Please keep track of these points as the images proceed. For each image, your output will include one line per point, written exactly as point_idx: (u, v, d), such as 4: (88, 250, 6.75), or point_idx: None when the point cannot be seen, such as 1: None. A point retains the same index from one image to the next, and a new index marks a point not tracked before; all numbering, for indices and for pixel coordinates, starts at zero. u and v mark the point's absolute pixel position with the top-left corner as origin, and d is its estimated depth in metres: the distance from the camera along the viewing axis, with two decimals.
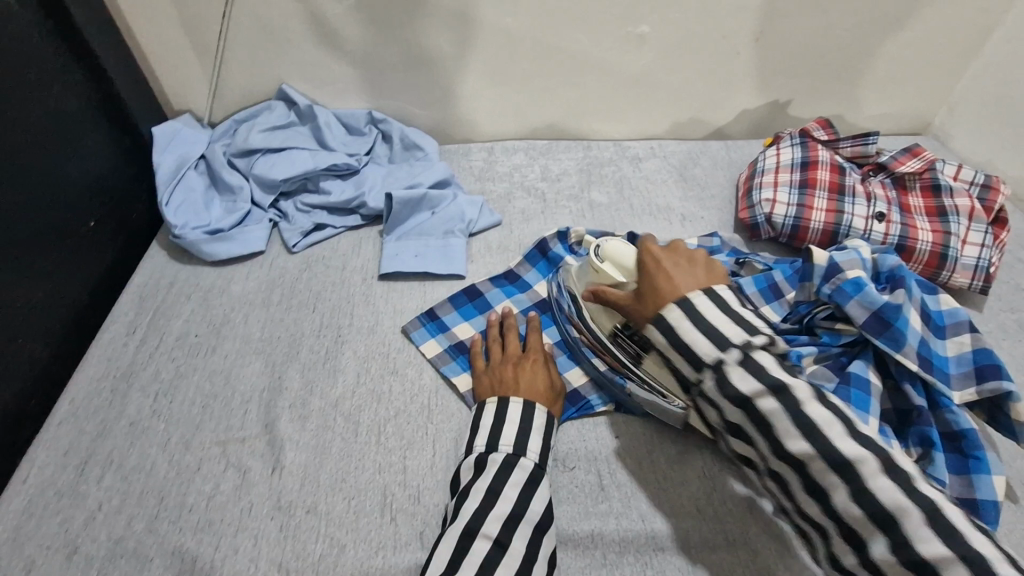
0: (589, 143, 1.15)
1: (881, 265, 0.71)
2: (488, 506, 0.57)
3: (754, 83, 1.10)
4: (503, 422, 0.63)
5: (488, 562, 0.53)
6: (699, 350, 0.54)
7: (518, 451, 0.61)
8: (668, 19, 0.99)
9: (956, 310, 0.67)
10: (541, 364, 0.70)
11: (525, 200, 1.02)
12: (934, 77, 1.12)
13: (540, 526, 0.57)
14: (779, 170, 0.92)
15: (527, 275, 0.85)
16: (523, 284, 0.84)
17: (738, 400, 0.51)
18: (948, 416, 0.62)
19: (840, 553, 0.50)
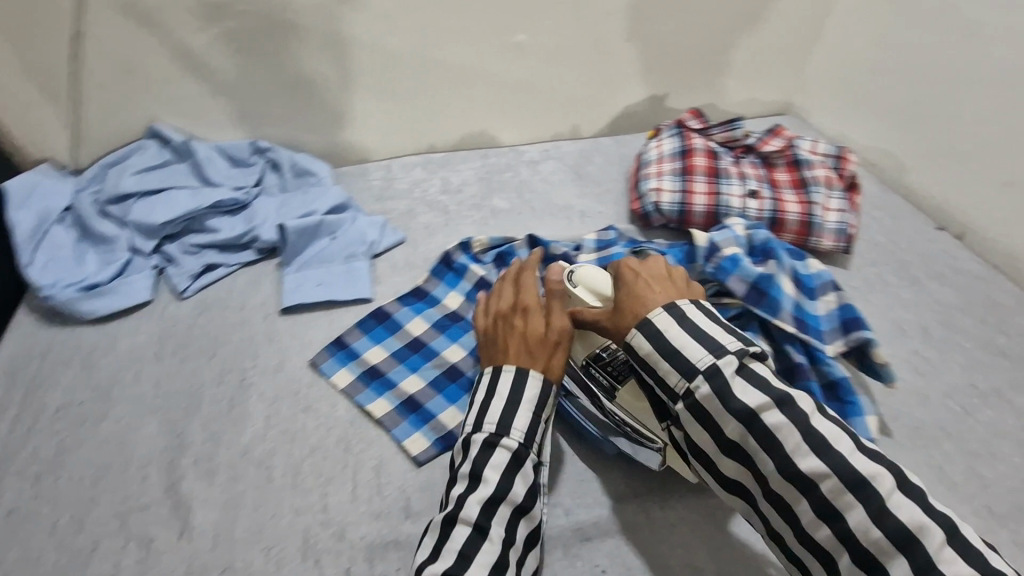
0: (487, 150, 1.16)
1: (754, 240, 0.79)
2: (471, 490, 0.57)
3: (630, 81, 1.16)
4: (492, 396, 0.62)
5: (468, 547, 0.54)
6: (693, 357, 0.56)
7: (500, 431, 0.60)
8: (539, 26, 1.04)
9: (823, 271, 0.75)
10: (535, 322, 0.68)
11: (428, 215, 1.02)
12: (786, 63, 1.24)
13: (520, 506, 0.58)
14: (662, 160, 0.98)
15: (435, 290, 0.85)
16: (432, 299, 0.84)
17: (745, 417, 0.53)
18: (824, 369, 0.68)
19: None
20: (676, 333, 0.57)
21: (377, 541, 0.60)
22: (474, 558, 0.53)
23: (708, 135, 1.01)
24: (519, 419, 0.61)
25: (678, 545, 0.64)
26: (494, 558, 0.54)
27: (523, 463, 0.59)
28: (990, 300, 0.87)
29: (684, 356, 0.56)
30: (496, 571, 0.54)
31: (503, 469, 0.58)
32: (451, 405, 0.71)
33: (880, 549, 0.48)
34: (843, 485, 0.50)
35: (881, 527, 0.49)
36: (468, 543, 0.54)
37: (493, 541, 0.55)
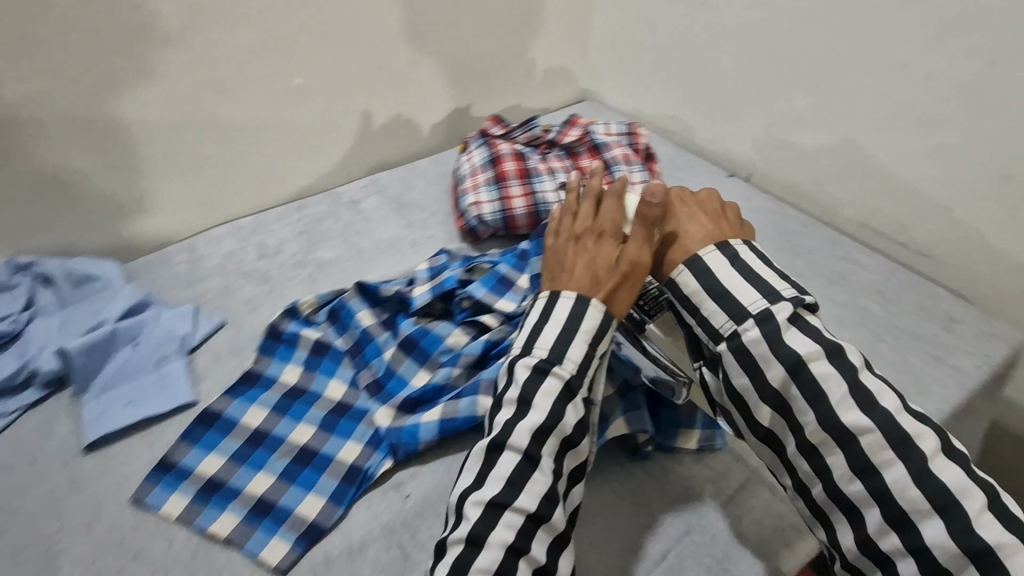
0: (301, 202, 1.09)
1: None
2: (522, 416, 0.59)
3: (426, 101, 1.16)
4: (547, 322, 0.63)
5: (518, 472, 0.57)
6: (749, 301, 0.62)
7: (552, 358, 0.61)
8: (315, 66, 1.00)
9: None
10: (607, 247, 0.69)
11: (249, 287, 0.93)
12: (570, 54, 1.30)
13: (568, 440, 0.60)
14: (475, 172, 0.99)
15: (269, 369, 0.77)
16: (267, 380, 0.76)
17: (795, 364, 0.58)
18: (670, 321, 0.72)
19: (881, 539, 0.55)
20: (728, 275, 0.64)
21: None
22: (524, 484, 0.57)
23: (511, 139, 1.04)
24: (573, 347, 0.62)
25: (713, 513, 0.66)
26: (544, 489, 0.57)
27: (576, 394, 0.61)
28: (783, 229, 0.98)
29: (733, 300, 0.62)
30: (545, 502, 0.56)
31: (559, 393, 0.60)
32: (308, 493, 0.64)
33: (916, 507, 0.54)
34: (885, 441, 0.56)
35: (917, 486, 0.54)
36: (517, 471, 0.57)
37: (544, 473, 0.57)
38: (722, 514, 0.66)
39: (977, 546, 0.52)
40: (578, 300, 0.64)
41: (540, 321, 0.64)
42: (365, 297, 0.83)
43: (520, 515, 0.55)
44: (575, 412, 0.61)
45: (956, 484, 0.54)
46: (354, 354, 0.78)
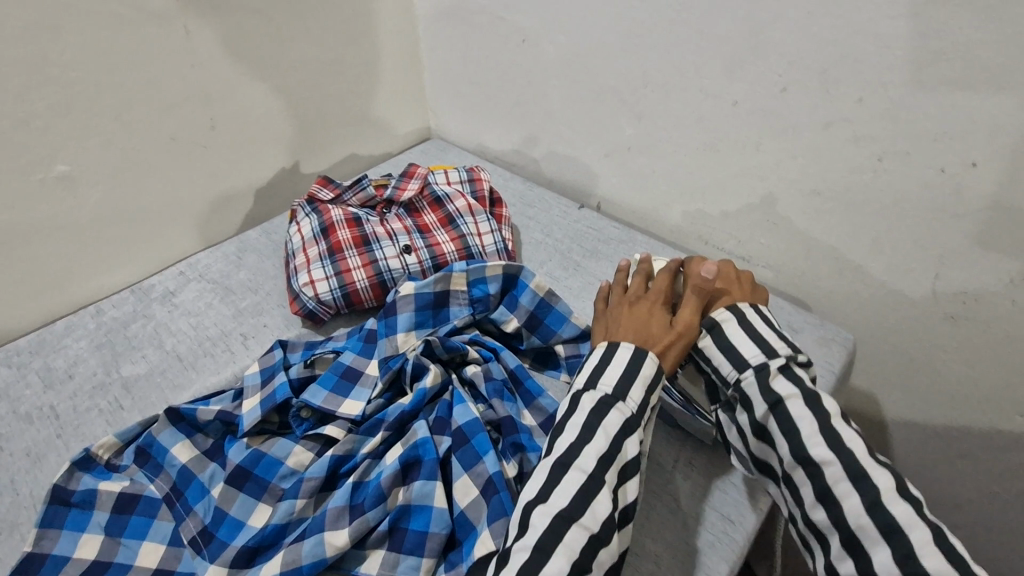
0: (99, 305, 0.92)
1: (430, 303, 0.76)
2: (584, 444, 0.56)
3: (244, 166, 1.03)
4: (609, 361, 0.62)
5: (588, 491, 0.53)
6: (747, 352, 0.63)
7: (615, 393, 0.59)
8: (83, 150, 0.84)
9: (496, 277, 0.75)
10: (656, 309, 0.69)
11: (33, 431, 0.75)
12: (403, 95, 1.23)
13: (627, 470, 0.57)
14: (306, 246, 0.88)
15: (57, 546, 0.61)
16: (56, 561, 0.60)
17: (772, 402, 0.59)
18: (542, 403, 0.68)
19: (838, 562, 0.53)
20: (736, 330, 0.65)
21: None
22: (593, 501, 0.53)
23: (343, 202, 0.94)
24: (636, 388, 0.60)
25: (726, 529, 0.63)
26: (607, 513, 0.53)
27: (634, 431, 0.59)
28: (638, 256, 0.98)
29: (738, 353, 0.63)
30: (607, 525, 0.53)
31: (620, 427, 0.58)
32: None
33: (867, 532, 0.52)
34: (845, 472, 0.55)
35: (876, 518, 0.52)
36: (583, 491, 0.53)
37: (601, 504, 0.53)
38: (743, 522, 0.64)
39: (919, 574, 0.49)
40: (636, 350, 0.62)
41: (604, 361, 0.62)
42: (181, 424, 0.69)
43: (583, 534, 0.51)
44: (631, 450, 0.58)
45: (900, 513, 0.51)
46: (170, 501, 0.64)
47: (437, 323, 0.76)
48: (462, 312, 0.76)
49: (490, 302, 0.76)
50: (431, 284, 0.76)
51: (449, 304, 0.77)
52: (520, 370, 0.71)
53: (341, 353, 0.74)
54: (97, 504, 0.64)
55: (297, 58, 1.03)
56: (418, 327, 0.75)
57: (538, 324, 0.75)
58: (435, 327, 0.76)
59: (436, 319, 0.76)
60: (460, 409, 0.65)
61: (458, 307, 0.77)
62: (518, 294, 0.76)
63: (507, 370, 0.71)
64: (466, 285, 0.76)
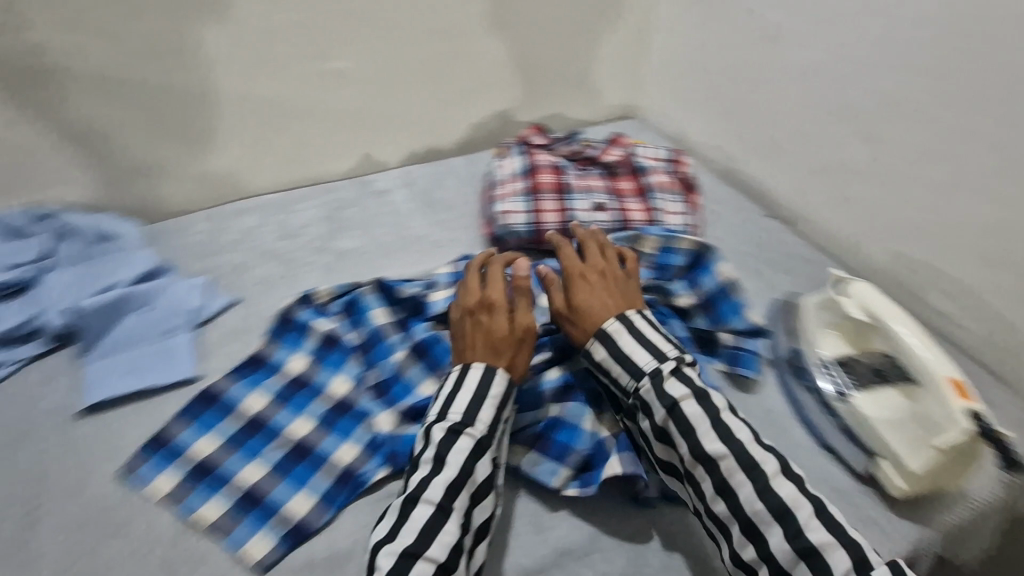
0: (329, 185, 1.05)
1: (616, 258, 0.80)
2: (433, 475, 0.57)
3: (471, 98, 1.13)
4: (459, 389, 0.63)
5: (433, 526, 0.54)
6: (640, 360, 0.64)
7: (467, 419, 0.61)
8: (361, 51, 0.98)
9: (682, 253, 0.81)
10: (499, 317, 0.69)
11: (266, 266, 0.90)
12: (623, 69, 1.27)
13: (474, 496, 0.58)
14: (510, 179, 0.96)
15: (276, 355, 0.75)
16: (273, 365, 0.74)
17: (667, 405, 0.61)
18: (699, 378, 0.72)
19: (739, 548, 0.55)
20: (625, 339, 0.65)
21: None
22: (439, 533, 0.54)
23: (552, 150, 1.01)
24: (483, 412, 0.61)
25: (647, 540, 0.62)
26: (454, 538, 0.54)
27: (486, 452, 0.60)
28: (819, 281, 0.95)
29: (631, 360, 0.64)
30: (454, 552, 0.54)
31: (468, 454, 0.59)
32: (298, 491, 0.63)
33: None
34: None
35: None
36: (429, 522, 0.54)
37: (448, 533, 0.54)
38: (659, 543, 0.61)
39: None
40: (453, 387, 0.63)
41: (453, 390, 0.63)
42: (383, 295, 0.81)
43: (429, 568, 0.52)
44: (483, 471, 0.59)
45: (788, 496, 0.55)
46: (365, 351, 0.76)
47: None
48: (645, 273, 0.80)
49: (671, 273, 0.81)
50: (625, 239, 0.80)
51: (635, 262, 0.81)
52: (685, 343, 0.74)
53: None
54: (310, 333, 0.77)
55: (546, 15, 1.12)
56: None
57: (710, 309, 0.79)
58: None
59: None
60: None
61: (641, 267, 0.81)
62: (702, 274, 0.80)
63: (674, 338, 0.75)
64: (655, 250, 0.81)
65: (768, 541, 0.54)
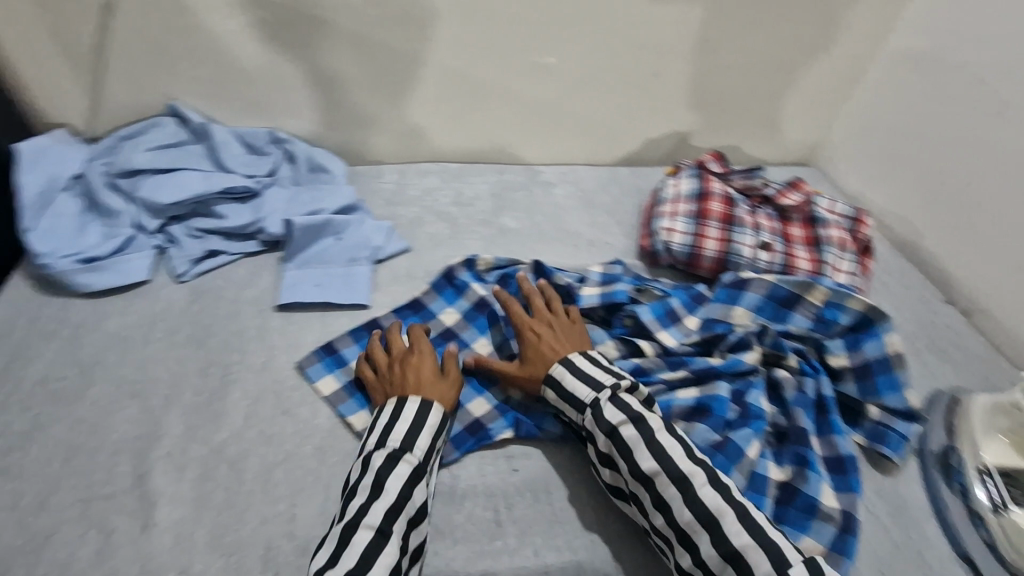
0: (503, 166, 1.14)
1: (773, 301, 0.79)
2: (374, 500, 0.57)
3: (656, 116, 1.15)
4: (398, 419, 0.63)
5: (368, 553, 0.54)
6: (580, 394, 0.66)
7: (404, 446, 0.61)
8: (574, 51, 1.02)
9: (851, 310, 0.76)
10: (428, 360, 0.69)
11: (435, 225, 1.00)
12: (816, 116, 1.22)
13: (415, 518, 0.58)
14: (678, 200, 0.97)
15: (433, 304, 0.83)
16: (428, 314, 0.82)
17: (607, 430, 0.63)
18: (836, 441, 0.69)
19: (678, 557, 0.57)
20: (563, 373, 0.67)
21: None
22: (374, 562, 0.53)
23: (727, 180, 1.00)
24: (422, 439, 0.62)
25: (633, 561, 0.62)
26: (393, 561, 0.54)
27: (422, 480, 0.60)
28: (988, 383, 0.87)
29: (575, 398, 0.66)
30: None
31: (406, 479, 0.59)
32: None
33: None
34: None
35: None
36: (367, 549, 0.54)
37: (388, 555, 0.54)
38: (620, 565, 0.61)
39: None
40: (391, 417, 0.63)
41: (392, 418, 0.63)
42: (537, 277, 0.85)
43: None
44: (421, 494, 0.60)
45: (714, 505, 0.57)
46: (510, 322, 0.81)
47: (775, 318, 0.79)
48: (802, 323, 0.78)
49: (832, 329, 0.77)
50: (792, 283, 0.78)
51: (795, 308, 0.79)
52: (829, 402, 0.71)
53: (670, 294, 0.82)
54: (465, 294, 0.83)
55: (757, 46, 1.09)
56: (757, 312, 0.79)
57: (866, 377, 0.74)
58: (770, 320, 0.79)
59: (776, 314, 0.79)
60: (757, 393, 0.69)
61: (801, 316, 0.79)
62: (866, 338, 0.75)
63: (818, 393, 0.72)
64: (821, 302, 0.78)
65: (699, 549, 0.56)
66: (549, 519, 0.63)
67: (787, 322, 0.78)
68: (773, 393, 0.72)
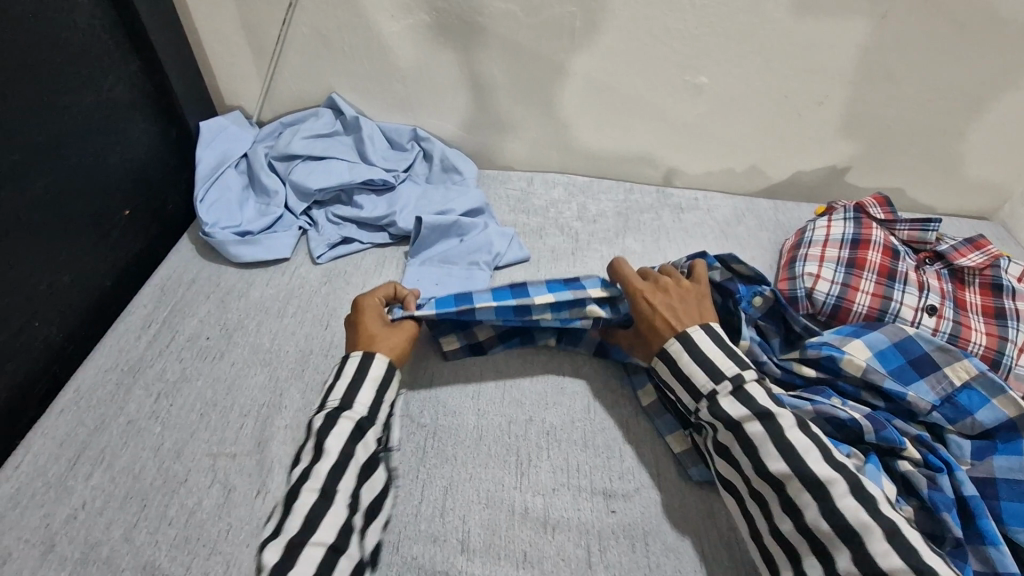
0: (632, 186, 1.11)
1: (895, 361, 0.71)
2: (319, 508, 0.54)
3: (810, 147, 1.05)
4: (339, 377, 0.63)
5: None
6: (698, 381, 0.63)
7: (343, 405, 0.61)
8: (729, 72, 0.96)
9: (998, 409, 0.65)
10: (373, 321, 0.68)
11: (556, 238, 0.98)
12: (1009, 166, 1.06)
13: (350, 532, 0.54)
14: (827, 244, 0.87)
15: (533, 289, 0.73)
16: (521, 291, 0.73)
17: (789, 475, 0.55)
18: (992, 555, 0.57)
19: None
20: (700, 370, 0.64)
21: (427, 567, 0.57)
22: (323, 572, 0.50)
23: (890, 228, 0.88)
24: (363, 394, 0.62)
25: None
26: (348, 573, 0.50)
27: (365, 434, 0.60)
28: None
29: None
30: None
31: (344, 436, 0.59)
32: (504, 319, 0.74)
33: None
34: None
35: None
36: (313, 512, 0.54)
37: (337, 514, 0.54)
38: None
39: None
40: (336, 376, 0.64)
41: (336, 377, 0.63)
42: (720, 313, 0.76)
43: None
44: (365, 451, 0.59)
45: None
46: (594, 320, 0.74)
47: (898, 379, 0.69)
48: (927, 396, 0.68)
49: (961, 419, 0.67)
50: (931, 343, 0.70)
51: (925, 376, 0.69)
52: (975, 504, 0.60)
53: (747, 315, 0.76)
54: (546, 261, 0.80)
55: (949, 79, 0.95)
56: (878, 359, 0.71)
57: (987, 495, 0.62)
58: (892, 376, 0.70)
59: (901, 376, 0.70)
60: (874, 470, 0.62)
61: (929, 387, 0.69)
62: (998, 451, 0.64)
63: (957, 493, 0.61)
64: (962, 381, 0.68)
65: None
66: (646, 571, 0.59)
67: (911, 386, 0.69)
68: (901, 488, 0.64)
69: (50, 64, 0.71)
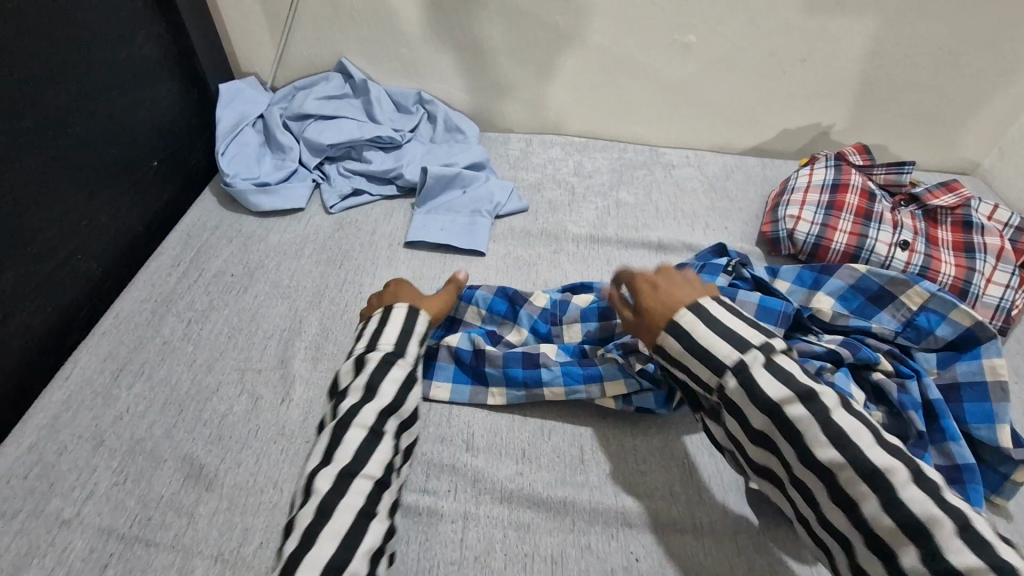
0: (626, 145, 1.16)
1: (857, 298, 0.76)
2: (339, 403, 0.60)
3: (797, 106, 1.11)
4: (387, 324, 0.65)
5: (357, 452, 0.55)
6: (711, 350, 0.56)
7: (396, 351, 0.63)
8: (718, 32, 1.01)
9: (954, 323, 0.70)
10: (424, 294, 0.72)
11: (554, 191, 1.04)
12: (986, 121, 1.11)
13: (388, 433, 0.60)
14: (809, 190, 0.92)
15: (551, 365, 0.69)
16: (535, 374, 0.68)
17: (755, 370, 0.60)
18: (952, 450, 0.63)
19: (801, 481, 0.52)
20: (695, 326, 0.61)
21: (436, 461, 0.64)
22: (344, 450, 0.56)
23: (868, 174, 0.94)
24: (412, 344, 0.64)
25: (702, 495, 0.62)
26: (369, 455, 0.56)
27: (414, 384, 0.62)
28: None
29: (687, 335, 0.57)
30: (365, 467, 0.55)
31: (397, 384, 0.60)
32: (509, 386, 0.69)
33: None
34: None
35: None
36: (362, 445, 0.56)
37: (383, 453, 0.57)
38: (672, 491, 0.63)
39: None
40: (381, 324, 0.66)
41: (382, 322, 0.65)
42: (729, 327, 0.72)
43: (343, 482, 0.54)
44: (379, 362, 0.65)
45: None
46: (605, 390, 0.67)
47: (859, 312, 0.76)
48: (890, 324, 0.74)
49: (925, 337, 0.72)
50: (886, 279, 0.75)
51: (884, 307, 0.75)
52: (939, 406, 0.65)
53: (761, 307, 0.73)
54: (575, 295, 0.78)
55: (928, 35, 1.00)
56: (840, 300, 0.77)
57: (951, 400, 0.68)
58: (853, 312, 0.76)
59: (862, 308, 0.76)
60: (842, 377, 0.67)
61: (890, 316, 0.75)
62: (963, 358, 0.69)
63: (923, 397, 0.66)
64: (917, 306, 0.73)
65: None
66: (634, 466, 0.65)
67: (873, 319, 0.75)
68: (872, 396, 0.69)
69: (84, 21, 0.77)
